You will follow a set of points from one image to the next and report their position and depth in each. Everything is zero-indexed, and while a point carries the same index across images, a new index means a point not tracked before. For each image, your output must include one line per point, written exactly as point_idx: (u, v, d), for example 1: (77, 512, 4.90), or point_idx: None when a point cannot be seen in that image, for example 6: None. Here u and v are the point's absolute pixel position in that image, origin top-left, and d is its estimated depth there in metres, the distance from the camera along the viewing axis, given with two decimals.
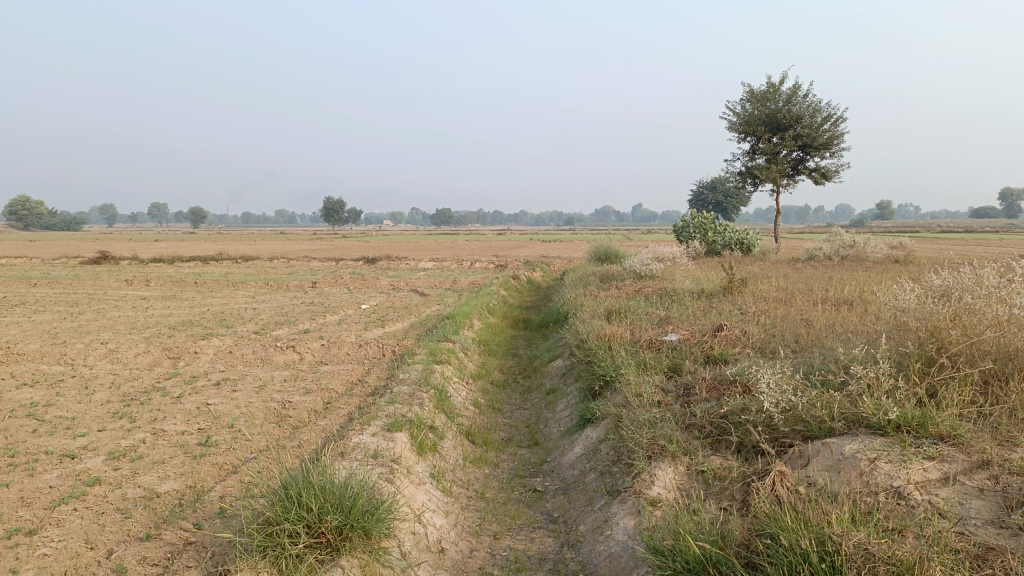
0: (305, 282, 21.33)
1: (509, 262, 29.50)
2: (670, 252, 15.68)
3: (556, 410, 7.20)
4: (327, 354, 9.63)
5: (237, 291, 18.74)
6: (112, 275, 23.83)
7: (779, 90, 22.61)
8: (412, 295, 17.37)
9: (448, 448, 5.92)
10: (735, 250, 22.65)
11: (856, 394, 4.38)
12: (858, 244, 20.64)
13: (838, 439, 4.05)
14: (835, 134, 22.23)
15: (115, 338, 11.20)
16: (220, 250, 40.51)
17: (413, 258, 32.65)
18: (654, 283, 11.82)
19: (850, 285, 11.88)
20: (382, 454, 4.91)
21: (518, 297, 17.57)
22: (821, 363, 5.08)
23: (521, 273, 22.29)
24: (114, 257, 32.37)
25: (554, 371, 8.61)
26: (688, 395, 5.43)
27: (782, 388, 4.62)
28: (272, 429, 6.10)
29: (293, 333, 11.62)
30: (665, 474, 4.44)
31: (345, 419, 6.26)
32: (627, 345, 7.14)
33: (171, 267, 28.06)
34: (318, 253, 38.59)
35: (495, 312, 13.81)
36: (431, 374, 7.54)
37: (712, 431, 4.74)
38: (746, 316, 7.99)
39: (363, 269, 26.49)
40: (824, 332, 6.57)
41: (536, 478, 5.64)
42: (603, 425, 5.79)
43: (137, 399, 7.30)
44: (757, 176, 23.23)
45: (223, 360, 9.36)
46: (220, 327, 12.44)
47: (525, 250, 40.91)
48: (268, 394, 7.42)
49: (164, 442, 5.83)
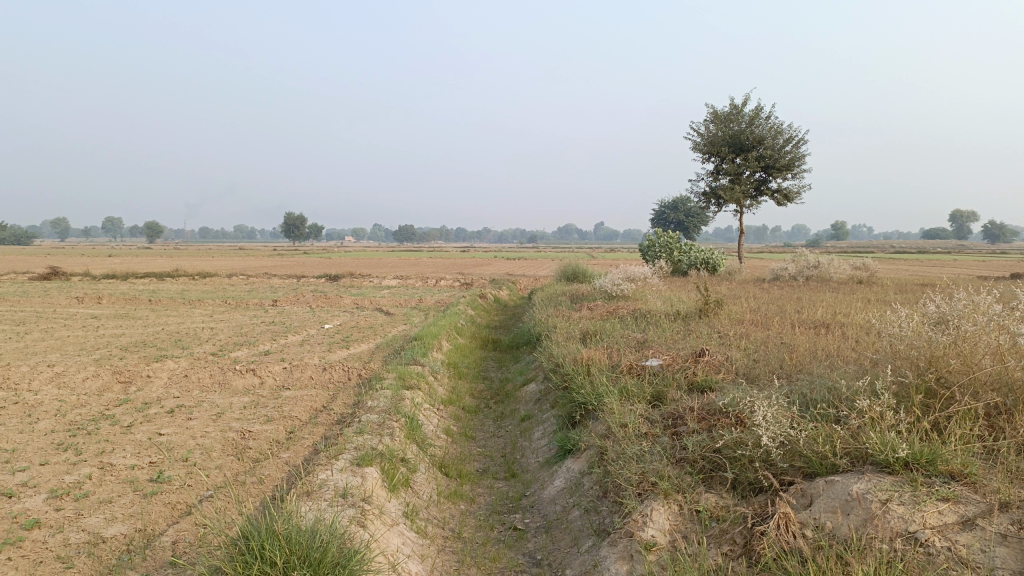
0: (265, 301, 20.71)
1: (474, 280, 29.17)
2: (640, 272, 15.49)
3: (532, 438, 6.90)
4: (289, 378, 9.18)
5: (193, 310, 18.05)
6: (62, 292, 22.91)
7: (742, 112, 22.77)
8: (377, 315, 16.92)
9: (420, 483, 5.57)
10: (701, 269, 22.69)
11: (857, 428, 4.15)
12: (821, 264, 20.75)
13: (844, 478, 3.80)
14: (797, 155, 22.43)
15: (63, 361, 10.58)
16: (176, 266, 39.49)
17: (376, 276, 32.12)
18: (627, 304, 11.60)
19: (822, 307, 11.80)
20: (351, 493, 4.54)
21: (485, 316, 17.26)
22: (815, 394, 4.86)
23: (488, 291, 21.93)
24: (65, 273, 31.19)
25: (527, 397, 8.30)
26: (676, 425, 5.16)
27: (778, 420, 4.37)
28: (231, 463, 5.68)
29: (253, 355, 11.14)
30: (658, 514, 4.15)
31: (311, 451, 5.87)
32: (606, 371, 6.86)
33: (124, 284, 27.13)
34: (280, 270, 37.78)
35: (464, 332, 13.44)
36: (401, 401, 7.17)
37: (705, 466, 4.48)
38: (726, 341, 7.78)
39: (325, 287, 25.87)
40: (809, 359, 6.38)
41: (515, 515, 5.31)
42: (586, 457, 5.50)
43: (83, 429, 6.80)
44: (722, 196, 23.29)
45: (178, 385, 8.85)
46: (175, 348, 11.88)
47: (490, 268, 40.70)
48: (226, 422, 6.97)
49: (112, 478, 5.36)
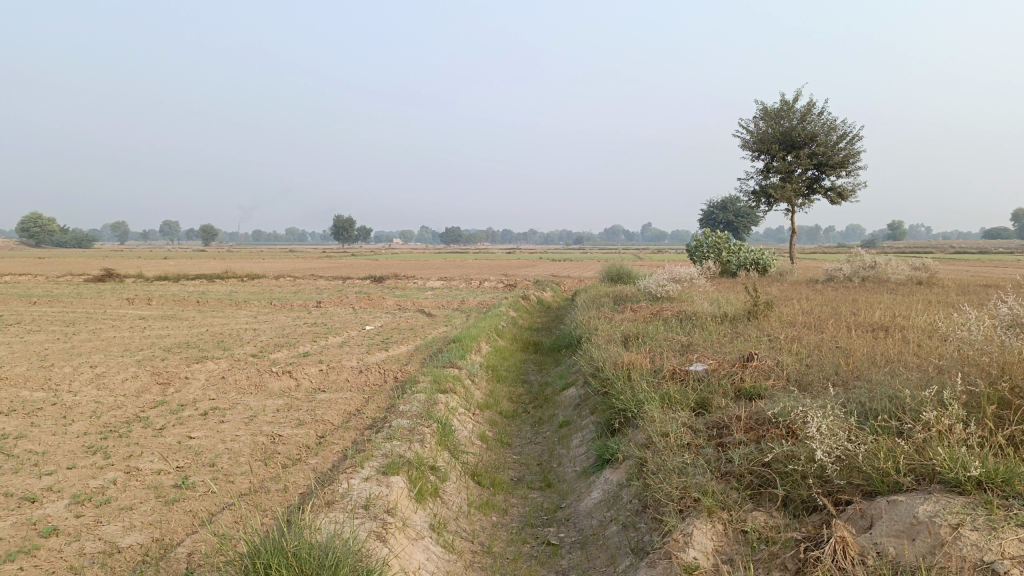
0: (309, 302, 20.81)
1: (518, 281, 28.95)
2: (686, 273, 15.05)
3: (570, 446, 6.61)
4: (326, 381, 9.04)
5: (238, 311, 18.18)
6: (114, 293, 23.43)
7: (794, 108, 22.06)
8: (419, 316, 16.78)
9: (450, 492, 5.32)
10: (750, 270, 22.11)
11: (923, 442, 3.76)
12: (878, 265, 19.96)
13: (908, 498, 3.44)
14: (852, 152, 21.63)
15: (105, 362, 10.64)
16: (226, 268, 39.99)
17: (420, 277, 32.10)
18: (672, 306, 11.21)
19: (881, 309, 11.24)
20: (374, 504, 4.31)
21: (528, 318, 17.01)
22: (875, 404, 4.48)
23: (531, 292, 21.66)
24: (120, 275, 31.88)
25: (567, 401, 8.01)
26: (722, 435, 4.81)
27: (834, 433, 4.01)
28: (258, 468, 5.51)
29: (292, 356, 11.05)
30: (701, 534, 3.84)
31: (338, 457, 5.68)
32: (648, 376, 6.52)
33: (174, 286, 27.60)
34: (327, 272, 38.08)
35: (505, 334, 13.20)
36: (435, 406, 6.94)
37: (753, 481, 4.15)
38: (776, 345, 7.37)
39: (369, 289, 25.90)
40: (867, 365, 5.95)
41: (549, 529, 5.03)
42: (625, 468, 5.19)
43: (115, 431, 6.73)
44: (772, 195, 22.61)
45: (215, 386, 8.80)
46: (216, 349, 11.89)
47: (535, 269, 40.51)
48: (257, 426, 6.83)
49: (136, 484, 5.24)
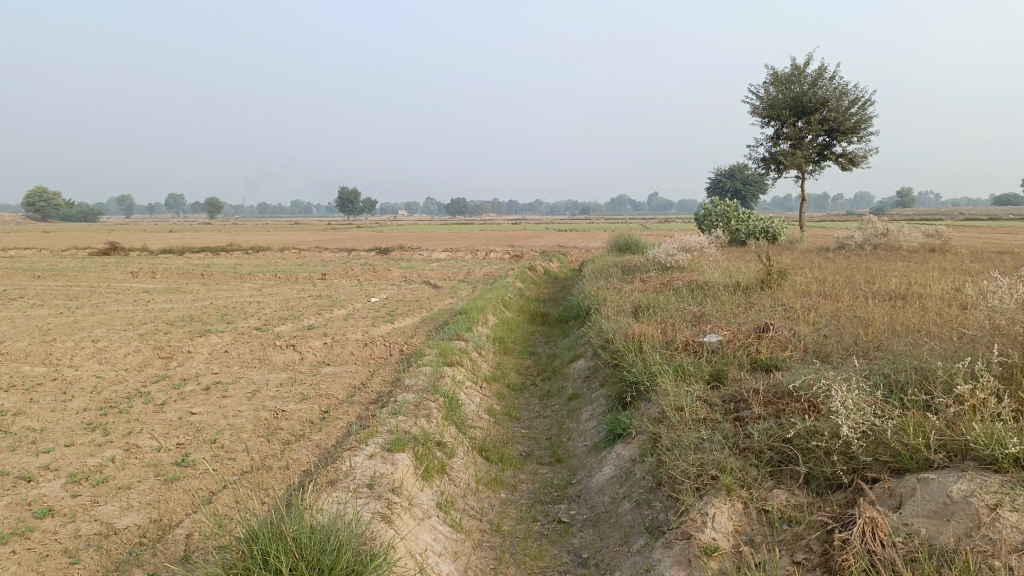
0: (314, 274, 20.65)
1: (524, 252, 28.73)
2: (696, 242, 14.79)
3: (580, 419, 6.44)
4: (330, 354, 8.89)
5: (243, 284, 18.03)
6: (119, 266, 23.30)
7: (805, 73, 21.60)
8: (424, 288, 16.60)
9: (458, 469, 5.15)
10: (760, 238, 21.82)
11: (954, 416, 3.57)
12: (891, 232, 19.65)
13: (940, 476, 3.25)
14: (864, 117, 21.21)
15: (108, 336, 10.51)
16: (231, 241, 39.78)
17: (426, 249, 31.91)
18: (682, 275, 10.98)
19: (896, 277, 10.99)
20: (378, 483, 4.14)
21: (535, 289, 16.81)
22: (901, 376, 4.28)
23: (538, 263, 21.44)
24: (124, 248, 31.76)
25: (576, 374, 7.84)
26: (739, 409, 4.63)
27: (860, 408, 3.82)
28: (260, 445, 5.36)
29: (297, 330, 10.90)
30: (720, 513, 3.67)
31: (343, 433, 5.52)
32: (659, 348, 6.33)
33: (179, 259, 27.44)
34: (332, 244, 37.84)
35: (511, 305, 13.01)
36: (441, 380, 6.76)
37: (774, 457, 3.98)
38: (791, 314, 7.16)
39: (375, 261, 25.67)
40: (888, 336, 5.73)
41: (559, 506, 4.87)
42: (637, 443, 5.02)
43: (116, 407, 6.60)
44: (782, 161, 22.23)
45: (218, 360, 8.65)
46: (220, 323, 11.74)
47: (541, 241, 40.24)
48: (260, 401, 6.67)
49: (135, 462, 5.09)
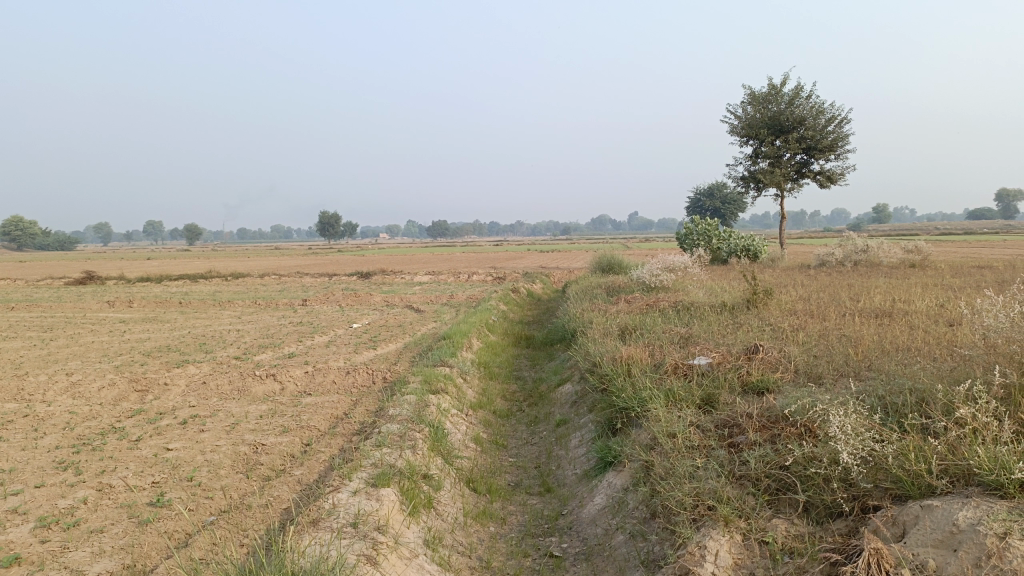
0: (294, 300, 20.42)
1: (507, 274, 28.64)
2: (680, 261, 14.76)
3: (569, 446, 6.30)
4: (311, 383, 8.70)
5: (221, 312, 17.76)
6: (95, 296, 22.93)
7: (781, 92, 21.79)
8: (407, 313, 16.43)
9: (445, 503, 4.99)
10: (741, 256, 21.89)
11: (955, 440, 3.47)
12: (871, 248, 19.76)
13: (944, 503, 3.14)
14: (841, 135, 21.40)
15: (82, 368, 10.25)
16: (210, 267, 39.35)
17: (408, 272, 31.75)
18: (667, 296, 10.90)
19: (880, 294, 10.99)
20: (362, 522, 3.98)
21: (519, 311, 16.70)
22: (898, 399, 4.19)
23: (521, 285, 21.34)
24: (101, 276, 31.31)
25: (563, 399, 7.71)
26: (733, 435, 4.52)
27: (858, 433, 3.72)
28: (239, 483, 5.17)
29: (277, 358, 10.70)
30: (718, 545, 3.54)
31: (325, 467, 5.35)
32: (648, 371, 6.22)
33: (157, 287, 27.08)
34: (312, 269, 37.55)
35: (495, 329, 12.87)
36: (426, 409, 6.61)
37: (771, 485, 3.86)
38: (780, 334, 7.08)
39: (356, 285, 25.44)
40: (880, 356, 5.66)
41: (550, 539, 4.72)
42: (629, 472, 4.88)
43: (89, 444, 6.38)
44: (761, 180, 22.36)
45: (196, 392, 8.44)
46: (198, 352, 11.50)
47: (524, 262, 40.22)
48: (239, 435, 6.48)
49: (108, 503, 4.88)
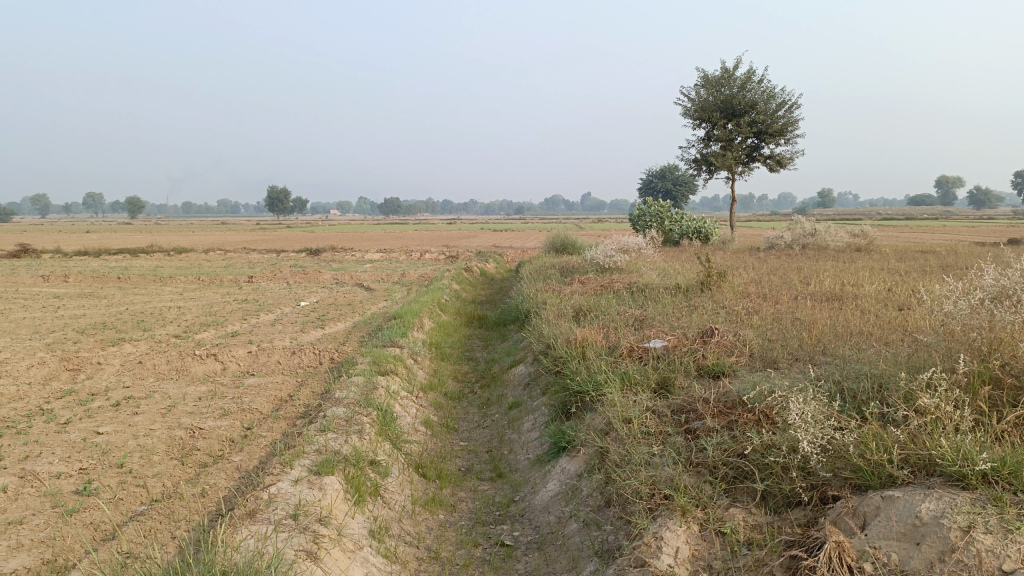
0: (240, 277, 19.85)
1: (460, 252, 28.38)
2: (634, 243, 14.70)
3: (522, 430, 6.16)
4: (255, 363, 8.38)
5: (163, 288, 17.13)
6: (28, 269, 21.98)
7: (734, 75, 21.84)
8: (356, 291, 16.07)
9: (392, 490, 4.79)
10: (692, 238, 22.01)
11: (916, 430, 3.41)
12: (818, 232, 20.02)
13: (905, 493, 3.07)
14: (791, 120, 21.59)
15: (11, 346, 9.72)
16: (151, 241, 38.03)
17: (358, 249, 31.25)
18: (621, 277, 10.82)
19: (829, 277, 11.09)
20: (303, 513, 3.76)
21: (471, 291, 16.49)
22: (856, 386, 4.13)
23: (474, 263, 21.13)
24: (36, 249, 30.04)
25: (515, 381, 7.56)
26: (689, 421, 4.42)
27: (818, 421, 3.65)
28: (174, 470, 4.90)
29: (220, 337, 10.32)
30: (675, 537, 3.43)
31: (266, 453, 5.10)
32: (603, 354, 6.09)
33: (96, 261, 26.09)
34: (260, 244, 36.67)
35: (447, 308, 12.65)
36: (374, 391, 6.38)
37: (729, 473, 3.77)
38: (734, 318, 7.03)
39: (304, 262, 24.87)
40: (834, 340, 5.62)
41: (502, 527, 4.57)
42: (582, 458, 4.76)
43: (13, 427, 5.99)
44: (713, 163, 22.47)
45: (132, 372, 8.06)
46: (136, 330, 11.03)
47: (477, 240, 39.89)
48: (175, 418, 6.17)
49: (30, 491, 4.56)
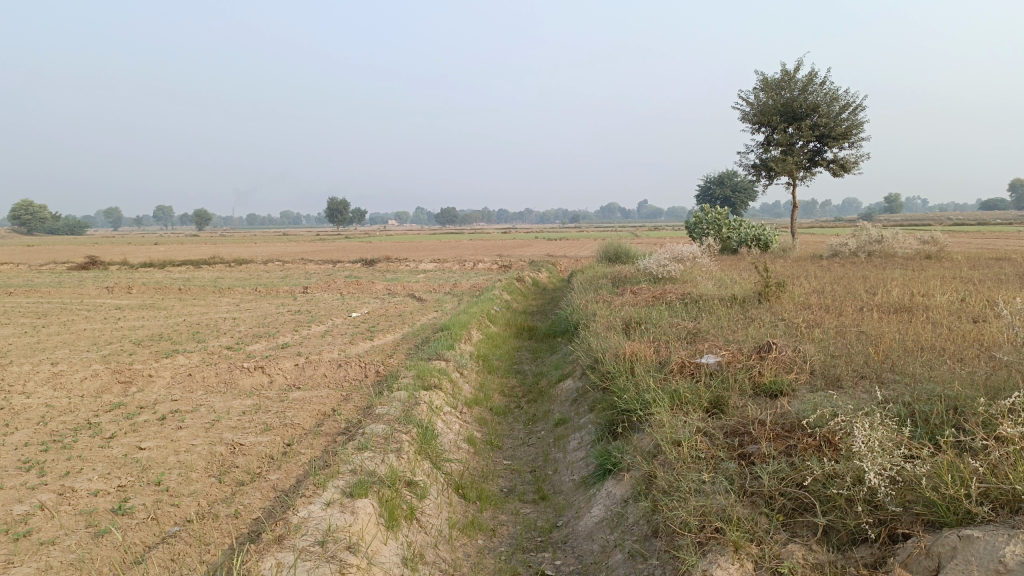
0: (295, 287, 20.06)
1: (513, 262, 28.18)
2: (689, 251, 14.29)
3: (568, 448, 5.91)
4: (301, 376, 8.33)
5: (220, 299, 17.39)
6: (96, 281, 22.65)
7: (794, 78, 21.20)
8: (408, 301, 16.04)
9: (429, 513, 4.60)
10: (751, 246, 21.38)
11: (998, 460, 3.06)
12: (885, 239, 19.20)
13: (985, 534, 2.73)
14: (855, 123, 20.82)
15: (68, 358, 9.89)
16: (214, 254, 38.92)
17: (413, 260, 31.38)
18: (675, 287, 10.47)
19: (897, 287, 10.53)
20: (332, 540, 3.60)
21: (523, 301, 16.29)
22: (927, 409, 3.77)
23: (526, 274, 20.94)
24: (103, 261, 31.01)
25: (563, 396, 7.32)
26: (744, 445, 4.12)
27: (887, 450, 3.32)
28: (211, 489, 4.80)
29: (270, 349, 10.33)
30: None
31: (302, 473, 4.97)
32: (653, 370, 5.81)
33: (159, 273, 26.78)
34: (317, 255, 37.23)
35: (497, 319, 12.46)
36: (416, 407, 6.22)
37: (787, 505, 3.47)
38: (793, 331, 6.66)
39: (359, 273, 25.04)
40: (903, 356, 5.23)
41: (543, 555, 4.33)
42: (629, 481, 4.50)
43: (59, 441, 6.02)
44: (773, 168, 21.82)
45: (181, 385, 8.08)
46: (190, 342, 11.15)
47: (530, 249, 39.71)
48: (217, 433, 6.11)
49: (66, 509, 4.51)
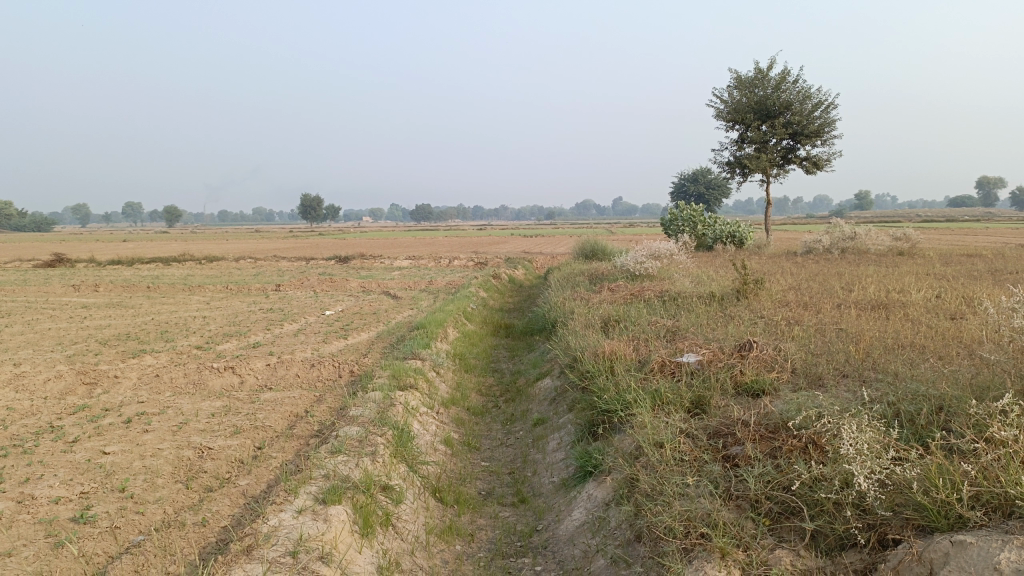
0: (268, 285, 19.76)
1: (488, 259, 28.03)
2: (665, 248, 14.25)
3: (546, 449, 5.80)
4: (273, 376, 8.14)
5: (190, 298, 17.04)
6: (62, 279, 22.14)
7: (768, 76, 21.28)
8: (382, 299, 15.84)
9: (406, 519, 4.46)
10: (726, 243, 21.44)
11: (989, 463, 2.99)
12: (858, 235, 19.33)
13: (978, 539, 2.65)
14: (828, 121, 20.95)
15: (31, 359, 9.60)
16: (184, 251, 38.28)
17: (387, 257, 31.12)
18: (652, 284, 10.42)
19: (873, 284, 10.56)
20: (304, 550, 3.46)
21: (499, 299, 16.16)
22: (913, 410, 3.71)
23: (502, 271, 20.81)
24: (70, 258, 30.38)
25: (541, 395, 7.21)
26: (727, 446, 4.03)
27: (875, 453, 3.24)
28: (178, 495, 4.62)
29: (241, 348, 10.11)
30: None
31: (274, 478, 4.81)
32: (632, 369, 5.72)
33: (128, 270, 26.25)
34: (290, 252, 36.78)
35: (473, 317, 12.32)
36: (391, 408, 6.07)
37: (774, 509, 3.39)
38: (773, 329, 6.60)
39: (333, 270, 24.75)
40: (883, 354, 5.18)
41: (523, 560, 4.21)
42: (610, 484, 4.40)
43: (19, 445, 5.79)
44: (747, 165, 21.89)
45: (149, 386, 7.86)
46: (158, 341, 10.88)
47: (505, 246, 39.58)
48: (185, 436, 5.91)
49: (25, 518, 4.31)
